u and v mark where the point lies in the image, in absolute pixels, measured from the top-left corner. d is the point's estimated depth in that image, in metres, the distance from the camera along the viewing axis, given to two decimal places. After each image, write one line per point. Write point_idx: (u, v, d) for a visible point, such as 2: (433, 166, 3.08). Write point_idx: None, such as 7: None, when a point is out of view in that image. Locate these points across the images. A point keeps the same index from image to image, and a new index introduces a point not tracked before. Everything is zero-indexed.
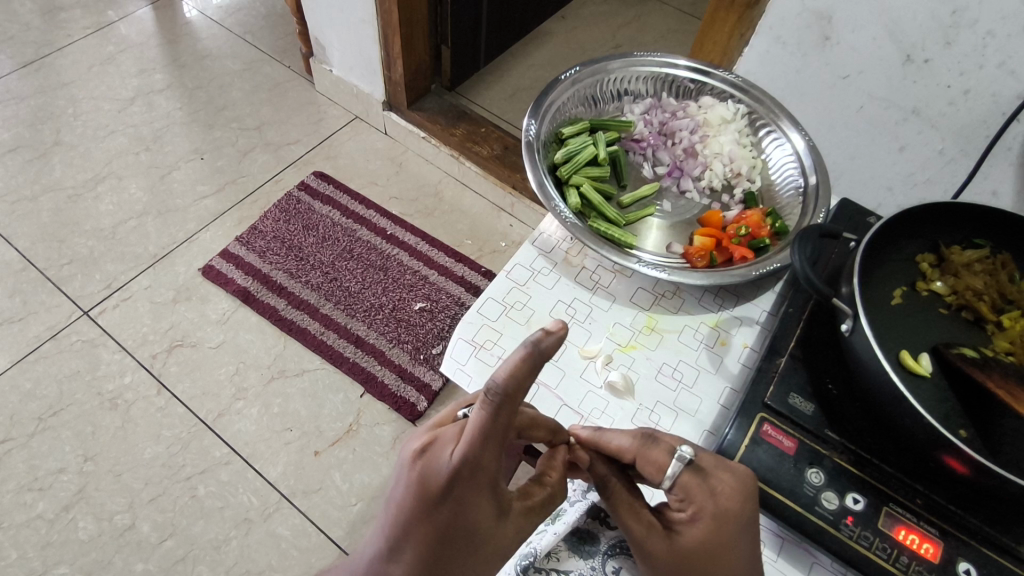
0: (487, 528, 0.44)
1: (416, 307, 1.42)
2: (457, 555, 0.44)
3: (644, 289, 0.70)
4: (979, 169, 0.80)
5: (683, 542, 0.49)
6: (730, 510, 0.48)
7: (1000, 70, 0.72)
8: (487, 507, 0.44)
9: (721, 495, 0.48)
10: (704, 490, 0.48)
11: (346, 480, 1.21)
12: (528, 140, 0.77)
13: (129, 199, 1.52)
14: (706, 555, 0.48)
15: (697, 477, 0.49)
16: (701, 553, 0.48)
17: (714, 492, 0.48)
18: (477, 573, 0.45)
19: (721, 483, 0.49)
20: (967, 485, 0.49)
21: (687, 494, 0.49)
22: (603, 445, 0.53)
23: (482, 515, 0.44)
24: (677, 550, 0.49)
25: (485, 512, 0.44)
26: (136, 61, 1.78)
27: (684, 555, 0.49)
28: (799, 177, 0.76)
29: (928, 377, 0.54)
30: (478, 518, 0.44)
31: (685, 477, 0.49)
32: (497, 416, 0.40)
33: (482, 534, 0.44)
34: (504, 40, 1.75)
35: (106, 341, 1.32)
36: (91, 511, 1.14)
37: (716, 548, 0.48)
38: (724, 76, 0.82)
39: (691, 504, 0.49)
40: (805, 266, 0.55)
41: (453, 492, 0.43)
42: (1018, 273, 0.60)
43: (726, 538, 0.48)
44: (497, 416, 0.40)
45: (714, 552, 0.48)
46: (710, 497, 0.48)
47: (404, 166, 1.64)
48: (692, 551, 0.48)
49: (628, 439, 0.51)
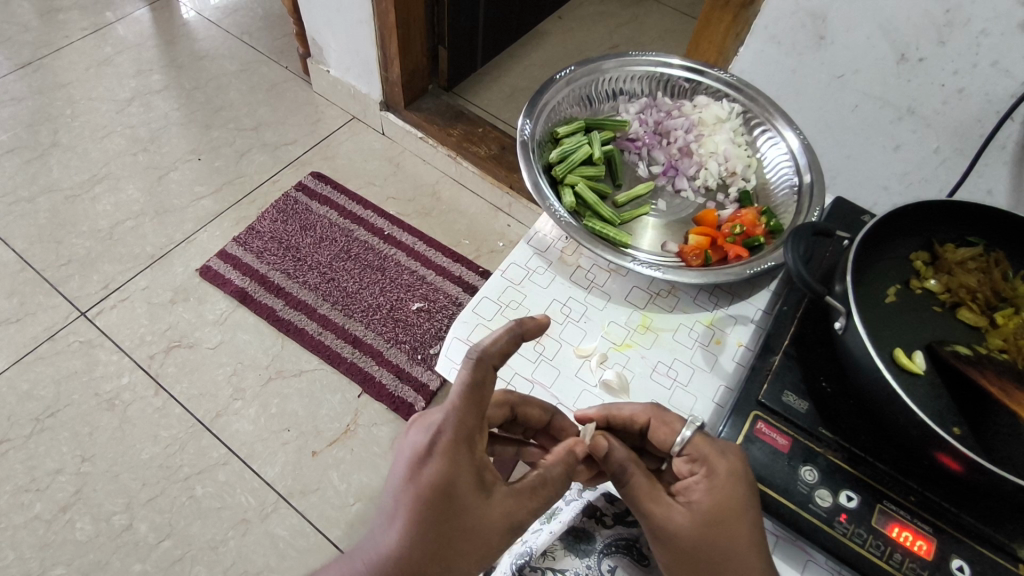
0: (471, 498, 0.47)
1: (413, 307, 1.42)
2: (440, 528, 0.46)
3: (639, 288, 0.70)
4: (973, 167, 0.80)
5: (704, 509, 0.49)
6: (737, 469, 0.49)
7: (993, 69, 0.72)
8: (469, 472, 0.47)
9: (729, 453, 0.50)
10: (715, 449, 0.50)
11: (343, 480, 1.21)
12: (522, 139, 0.77)
13: (127, 200, 1.52)
14: (723, 519, 0.48)
15: (707, 439, 0.51)
16: (718, 519, 0.48)
17: (724, 449, 0.50)
18: (463, 549, 0.46)
19: (729, 445, 0.51)
20: (959, 481, 0.49)
21: (699, 453, 0.51)
22: (616, 414, 0.55)
23: (464, 480, 0.47)
24: (697, 520, 0.49)
25: (466, 478, 0.47)
26: (133, 62, 1.78)
27: (704, 524, 0.49)
28: (794, 176, 0.76)
29: (922, 375, 0.55)
30: (459, 485, 0.46)
31: (697, 439, 0.51)
32: (476, 372, 0.47)
33: (465, 505, 0.46)
34: (501, 40, 1.75)
35: (103, 342, 1.32)
36: (89, 511, 1.14)
37: (732, 511, 0.48)
38: (720, 76, 0.81)
39: (702, 465, 0.51)
40: (799, 265, 0.54)
41: (434, 450, 0.46)
42: (1011, 270, 0.60)
43: (741, 497, 0.49)
44: (474, 375, 0.47)
45: (731, 512, 0.48)
46: (718, 457, 0.50)
47: (402, 166, 1.64)
48: (711, 517, 0.48)
49: (641, 404, 0.55)
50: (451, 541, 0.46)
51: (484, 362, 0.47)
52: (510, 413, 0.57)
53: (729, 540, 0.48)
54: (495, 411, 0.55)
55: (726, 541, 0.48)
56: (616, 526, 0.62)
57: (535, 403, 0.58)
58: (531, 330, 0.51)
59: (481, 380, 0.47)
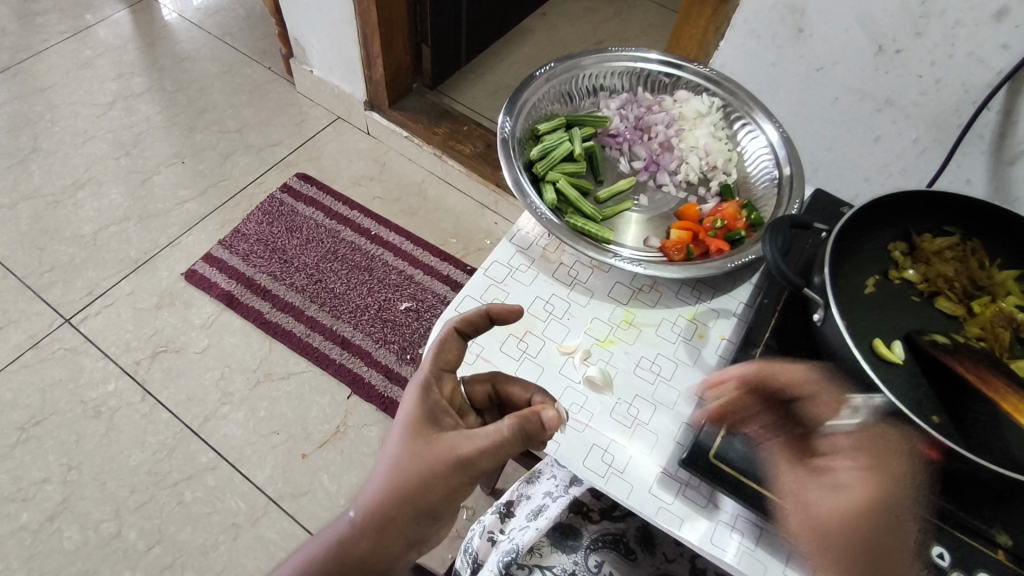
0: (424, 434, 0.52)
1: (401, 307, 1.41)
2: (393, 463, 0.51)
3: (622, 284, 0.70)
4: (951, 158, 0.80)
5: (855, 494, 0.48)
6: (893, 473, 0.48)
7: (969, 59, 0.72)
8: (421, 412, 0.53)
9: (893, 450, 0.49)
10: (884, 442, 0.49)
11: (334, 481, 1.21)
12: (502, 137, 0.77)
13: (110, 205, 1.51)
14: (876, 520, 0.47)
15: (877, 432, 0.50)
16: (865, 519, 0.47)
17: (892, 446, 0.49)
18: (410, 474, 0.50)
19: (895, 443, 0.49)
20: (938, 469, 0.50)
21: (862, 443, 0.50)
22: (781, 377, 0.54)
23: (415, 418, 0.53)
24: (843, 508, 0.47)
25: (417, 415, 0.53)
26: (113, 65, 1.76)
27: (850, 515, 0.47)
28: (773, 168, 0.76)
29: (901, 364, 0.56)
30: (410, 422, 0.52)
31: (865, 427, 0.50)
32: (445, 337, 0.56)
33: (414, 440, 0.51)
34: (484, 37, 1.75)
35: (88, 349, 1.31)
36: (76, 520, 1.14)
37: (878, 513, 0.47)
38: (698, 70, 0.81)
39: (861, 454, 0.49)
40: (777, 258, 0.54)
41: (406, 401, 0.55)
42: (987, 258, 0.61)
43: (895, 495, 0.48)
44: (444, 340, 0.56)
45: (881, 505, 0.47)
46: (872, 457, 0.49)
47: (388, 166, 1.63)
48: (865, 507, 0.47)
49: (811, 373, 0.54)
50: (403, 475, 0.51)
51: (450, 328, 0.56)
52: (492, 389, 0.57)
53: (881, 535, 0.47)
54: (476, 387, 0.57)
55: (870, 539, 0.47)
56: (601, 523, 0.66)
57: (517, 382, 0.58)
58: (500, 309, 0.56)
59: (447, 340, 0.55)
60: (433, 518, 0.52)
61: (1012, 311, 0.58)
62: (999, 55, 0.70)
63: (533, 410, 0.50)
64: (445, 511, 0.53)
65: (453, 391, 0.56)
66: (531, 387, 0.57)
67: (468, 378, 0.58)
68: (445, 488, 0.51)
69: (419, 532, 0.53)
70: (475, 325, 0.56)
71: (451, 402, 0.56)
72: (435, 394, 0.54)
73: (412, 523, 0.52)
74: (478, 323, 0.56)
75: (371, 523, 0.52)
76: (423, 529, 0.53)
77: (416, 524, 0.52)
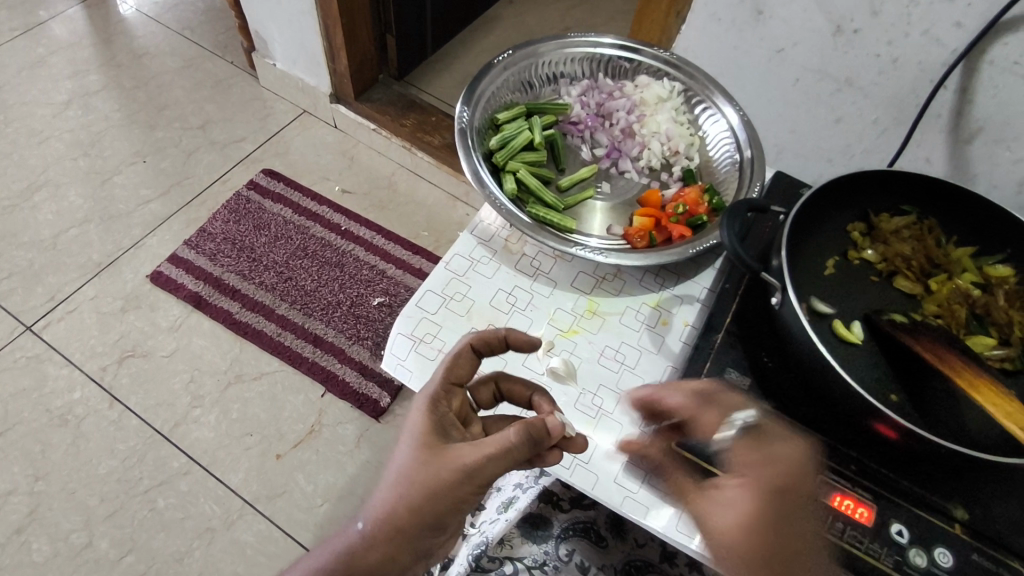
0: (429, 449, 0.49)
1: (374, 303, 1.39)
2: (399, 474, 0.48)
3: (585, 273, 0.69)
4: (911, 136, 0.81)
5: (740, 515, 0.42)
6: (790, 476, 0.44)
7: (925, 38, 0.72)
8: (430, 422, 0.51)
9: (776, 459, 0.44)
10: (761, 457, 0.45)
11: (310, 481, 1.19)
12: (460, 127, 0.75)
13: (69, 207, 1.46)
14: (779, 525, 0.42)
15: (753, 445, 0.46)
16: (762, 522, 0.42)
17: (770, 457, 0.45)
18: (415, 493, 0.48)
19: (780, 452, 0.45)
20: (896, 448, 0.50)
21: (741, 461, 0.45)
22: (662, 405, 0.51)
23: (423, 429, 0.51)
24: (738, 514, 0.42)
25: (426, 425, 0.51)
26: (68, 62, 1.70)
27: (747, 513, 0.42)
28: (734, 151, 0.76)
29: (860, 344, 0.56)
30: (418, 431, 0.50)
31: (744, 441, 0.46)
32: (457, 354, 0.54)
33: (421, 449, 0.49)
34: (450, 26, 1.72)
35: (52, 356, 1.27)
36: (45, 532, 1.11)
37: (783, 526, 0.42)
38: (656, 54, 0.81)
39: (741, 474, 0.44)
40: (735, 244, 0.54)
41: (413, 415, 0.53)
42: (943, 237, 0.61)
43: (779, 510, 0.42)
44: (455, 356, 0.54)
45: (767, 523, 0.42)
46: (770, 459, 0.45)
47: (356, 159, 1.60)
48: (753, 519, 0.42)
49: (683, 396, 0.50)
50: (409, 492, 0.48)
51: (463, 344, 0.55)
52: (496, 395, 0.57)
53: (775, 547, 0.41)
54: (481, 391, 0.57)
55: (778, 546, 0.41)
56: (572, 511, 0.65)
57: (519, 380, 0.58)
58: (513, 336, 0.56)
59: (457, 356, 0.54)
60: (438, 530, 0.49)
61: (968, 288, 0.59)
62: (954, 33, 0.70)
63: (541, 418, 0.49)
64: (450, 523, 0.50)
65: (461, 403, 0.55)
66: (534, 386, 0.57)
67: (473, 382, 0.58)
68: (451, 498, 0.48)
69: (423, 544, 0.50)
70: (490, 344, 0.55)
71: (459, 414, 0.55)
72: (443, 405, 0.53)
73: (418, 536, 0.49)
74: (495, 344, 0.56)
75: (377, 536, 0.49)
76: (428, 541, 0.50)
77: (422, 534, 0.49)
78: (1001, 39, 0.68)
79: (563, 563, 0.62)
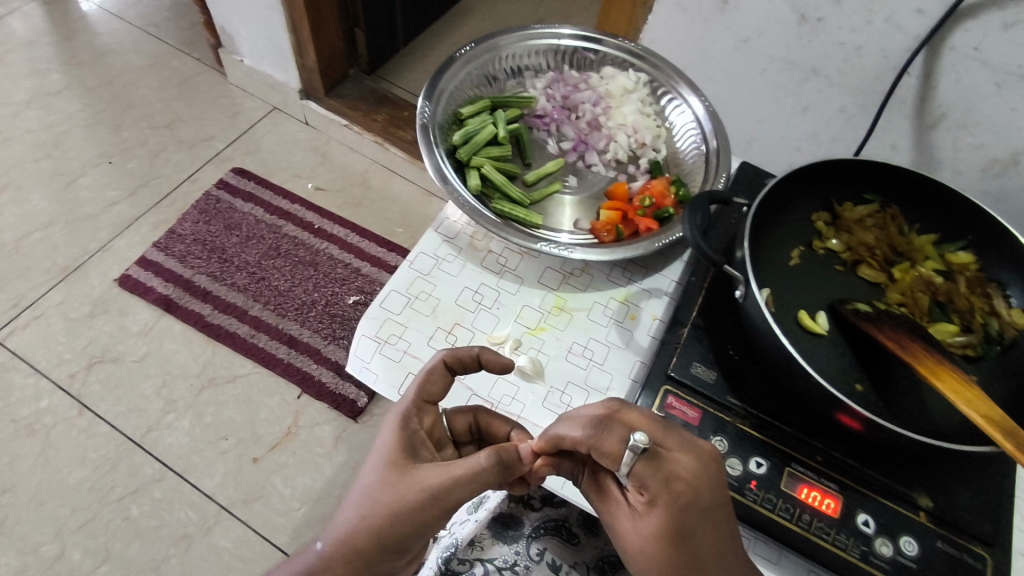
0: (397, 467, 0.50)
1: (350, 301, 1.37)
2: (365, 493, 0.49)
3: (552, 268, 0.68)
4: (877, 124, 0.81)
5: (650, 531, 0.45)
6: (690, 493, 0.44)
7: (887, 25, 0.72)
8: (400, 439, 0.51)
9: (677, 477, 0.44)
10: (660, 476, 0.44)
11: (287, 484, 1.18)
12: (421, 122, 0.74)
13: (32, 211, 1.42)
14: (679, 541, 0.44)
15: (652, 465, 0.44)
16: (668, 539, 0.44)
17: (670, 476, 0.44)
18: (378, 515, 0.48)
19: (679, 467, 0.44)
20: (861, 438, 0.50)
21: (642, 481, 0.45)
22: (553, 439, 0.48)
23: (392, 447, 0.51)
24: (642, 535, 0.45)
25: (396, 444, 0.51)
26: (28, 61, 1.65)
27: (653, 533, 0.45)
28: (700, 141, 0.76)
29: (825, 335, 0.56)
30: (387, 451, 0.51)
31: (640, 466, 0.44)
32: (429, 374, 0.53)
33: (389, 470, 0.49)
34: (421, 19, 1.69)
35: (17, 364, 1.24)
36: (15, 545, 1.08)
37: (692, 536, 0.44)
38: (619, 44, 0.80)
39: (645, 491, 0.45)
40: (698, 238, 0.53)
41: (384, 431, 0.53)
42: (906, 225, 0.62)
43: (687, 523, 0.44)
44: (428, 376, 0.53)
45: (674, 537, 0.44)
46: (670, 478, 0.44)
47: (328, 156, 1.58)
48: (659, 540, 0.44)
49: (579, 432, 0.47)
50: (374, 513, 0.48)
51: (436, 363, 0.53)
52: (473, 421, 0.56)
53: (685, 555, 0.44)
54: (457, 419, 0.56)
55: (683, 555, 0.44)
56: (543, 509, 0.65)
57: (500, 416, 0.56)
58: (490, 359, 0.54)
59: (430, 377, 0.53)
60: (400, 551, 0.50)
61: (931, 276, 0.59)
62: (915, 20, 0.70)
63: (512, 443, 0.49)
64: (413, 545, 0.50)
65: (434, 422, 0.55)
66: (513, 425, 0.55)
67: (450, 409, 0.56)
68: (414, 522, 0.48)
69: (385, 565, 0.50)
70: (464, 361, 0.54)
71: (432, 434, 0.54)
72: (414, 423, 0.52)
73: (380, 557, 0.49)
74: (469, 362, 0.54)
75: (337, 557, 0.49)
76: (390, 562, 0.51)
77: (384, 557, 0.50)
78: (962, 25, 0.68)
79: (535, 563, 0.62)
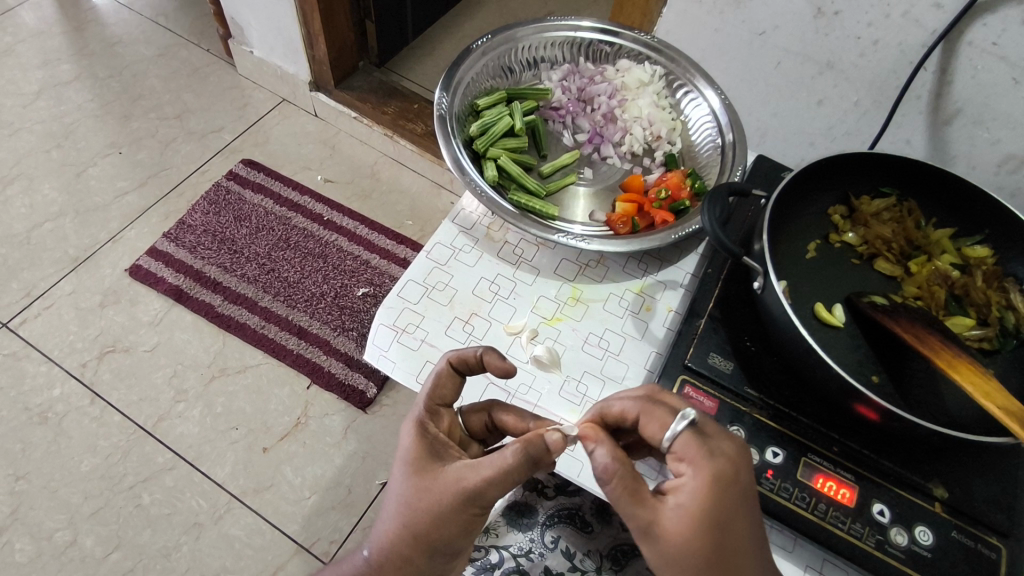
0: (427, 473, 0.51)
1: (359, 293, 1.38)
2: (402, 501, 0.51)
3: (568, 260, 0.69)
4: (890, 120, 0.81)
5: (694, 512, 0.43)
6: (732, 470, 0.45)
7: (904, 19, 0.72)
8: (420, 447, 0.52)
9: (721, 453, 0.45)
10: (707, 448, 0.45)
11: (297, 474, 1.19)
12: (439, 113, 0.74)
13: (43, 201, 1.43)
14: (722, 522, 0.43)
15: (698, 437, 0.46)
16: (712, 518, 0.43)
17: (715, 449, 0.45)
18: (418, 519, 0.50)
19: (721, 446, 0.45)
20: (877, 429, 0.51)
21: (685, 456, 0.45)
22: (608, 411, 0.51)
23: (416, 455, 0.52)
24: (683, 519, 0.44)
25: (419, 451, 0.52)
26: (38, 51, 1.65)
27: (697, 513, 0.43)
28: (716, 135, 0.76)
29: (842, 327, 0.56)
30: (410, 457, 0.52)
31: (685, 436, 0.46)
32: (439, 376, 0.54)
33: (417, 476, 0.51)
34: (431, 11, 1.69)
35: (29, 353, 1.25)
36: (28, 531, 1.09)
37: (733, 516, 0.44)
38: (636, 37, 0.81)
39: (686, 468, 0.45)
40: (717, 229, 0.53)
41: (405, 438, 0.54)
42: (923, 219, 0.62)
43: (730, 500, 0.44)
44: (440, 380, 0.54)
45: (718, 514, 0.43)
46: (714, 452, 0.45)
47: (337, 148, 1.58)
48: (701, 522, 0.43)
49: (631, 401, 0.49)
50: (414, 522, 0.50)
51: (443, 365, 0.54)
52: (488, 418, 0.56)
53: (726, 537, 0.43)
54: (472, 417, 0.56)
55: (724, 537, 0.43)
56: (558, 498, 0.66)
57: (511, 409, 0.55)
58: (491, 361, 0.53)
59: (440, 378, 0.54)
60: (451, 553, 0.52)
61: (947, 270, 0.60)
62: (934, 15, 0.70)
63: (538, 433, 0.47)
64: (463, 546, 0.52)
65: (450, 425, 0.55)
66: (527, 415, 0.54)
67: (465, 408, 0.57)
68: (452, 524, 0.49)
69: (436, 568, 0.52)
70: (469, 364, 0.54)
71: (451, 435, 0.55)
72: (433, 428, 0.53)
73: (429, 562, 0.52)
74: (474, 363, 0.54)
75: (385, 562, 0.52)
76: (441, 563, 0.53)
77: (434, 559, 0.52)
78: (979, 20, 0.68)
79: (549, 550, 0.62)
